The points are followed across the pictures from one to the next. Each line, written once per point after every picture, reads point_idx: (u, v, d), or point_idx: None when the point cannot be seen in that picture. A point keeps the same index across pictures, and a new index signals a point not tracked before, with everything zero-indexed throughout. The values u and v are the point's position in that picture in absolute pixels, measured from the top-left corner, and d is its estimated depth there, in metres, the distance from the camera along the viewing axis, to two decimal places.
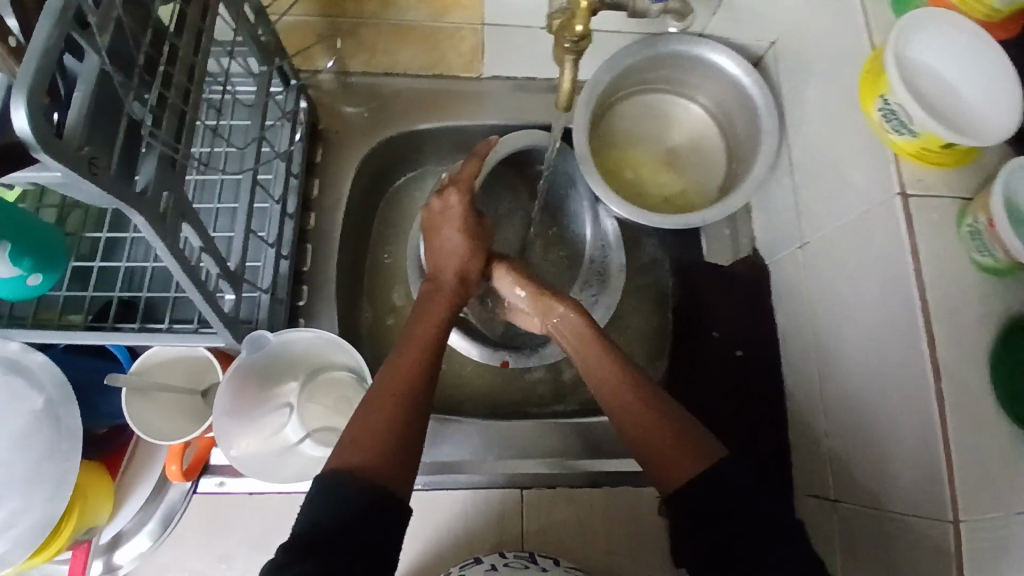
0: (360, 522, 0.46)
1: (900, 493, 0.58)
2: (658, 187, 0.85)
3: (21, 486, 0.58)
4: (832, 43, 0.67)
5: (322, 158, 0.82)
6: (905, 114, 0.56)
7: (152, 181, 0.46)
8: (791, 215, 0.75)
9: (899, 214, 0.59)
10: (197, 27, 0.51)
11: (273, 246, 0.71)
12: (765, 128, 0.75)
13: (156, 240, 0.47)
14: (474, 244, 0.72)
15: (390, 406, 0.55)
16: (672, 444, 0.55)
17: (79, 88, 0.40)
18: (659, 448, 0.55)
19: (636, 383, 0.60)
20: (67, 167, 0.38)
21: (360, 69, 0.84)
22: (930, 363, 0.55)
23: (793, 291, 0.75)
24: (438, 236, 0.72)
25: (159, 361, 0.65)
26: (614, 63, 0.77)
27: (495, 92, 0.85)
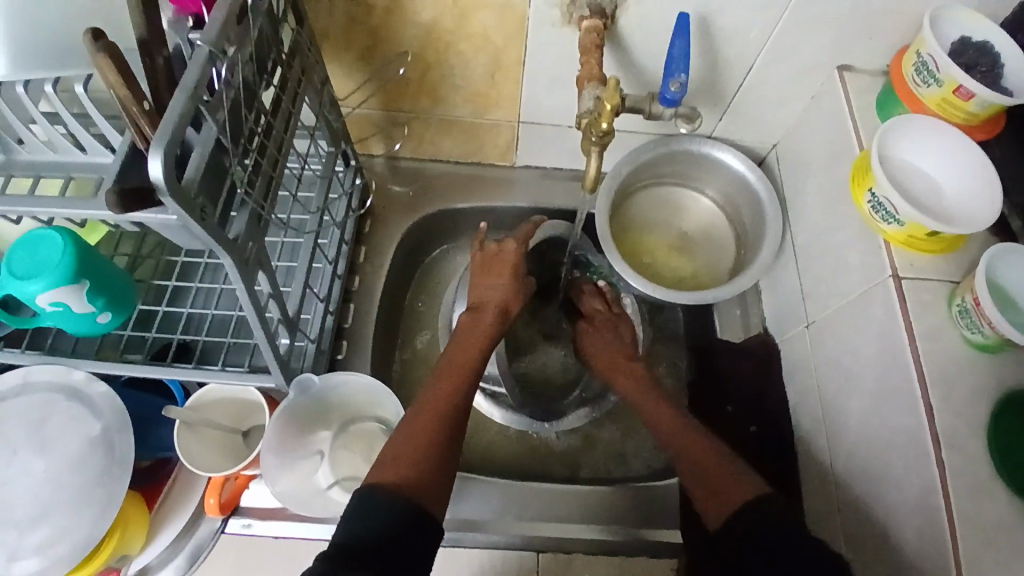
0: (396, 532, 0.50)
1: (909, 562, 0.60)
2: (672, 268, 0.92)
3: (69, 505, 0.61)
4: (827, 146, 0.76)
5: (370, 229, 0.92)
6: (890, 206, 0.64)
7: (241, 231, 0.55)
8: (796, 296, 0.82)
9: (893, 294, 0.64)
10: (286, 111, 0.62)
11: (322, 301, 0.79)
12: (769, 218, 0.84)
13: (239, 282, 0.55)
14: (518, 288, 0.77)
15: (425, 433, 0.59)
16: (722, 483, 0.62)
17: (197, 150, 0.49)
18: (713, 491, 0.62)
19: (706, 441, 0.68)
20: (184, 209, 0.46)
21: (408, 154, 0.94)
22: (930, 432, 0.59)
23: (801, 367, 0.80)
24: (484, 282, 0.78)
25: (211, 399, 0.71)
26: (634, 157, 0.87)
27: (525, 180, 0.97)
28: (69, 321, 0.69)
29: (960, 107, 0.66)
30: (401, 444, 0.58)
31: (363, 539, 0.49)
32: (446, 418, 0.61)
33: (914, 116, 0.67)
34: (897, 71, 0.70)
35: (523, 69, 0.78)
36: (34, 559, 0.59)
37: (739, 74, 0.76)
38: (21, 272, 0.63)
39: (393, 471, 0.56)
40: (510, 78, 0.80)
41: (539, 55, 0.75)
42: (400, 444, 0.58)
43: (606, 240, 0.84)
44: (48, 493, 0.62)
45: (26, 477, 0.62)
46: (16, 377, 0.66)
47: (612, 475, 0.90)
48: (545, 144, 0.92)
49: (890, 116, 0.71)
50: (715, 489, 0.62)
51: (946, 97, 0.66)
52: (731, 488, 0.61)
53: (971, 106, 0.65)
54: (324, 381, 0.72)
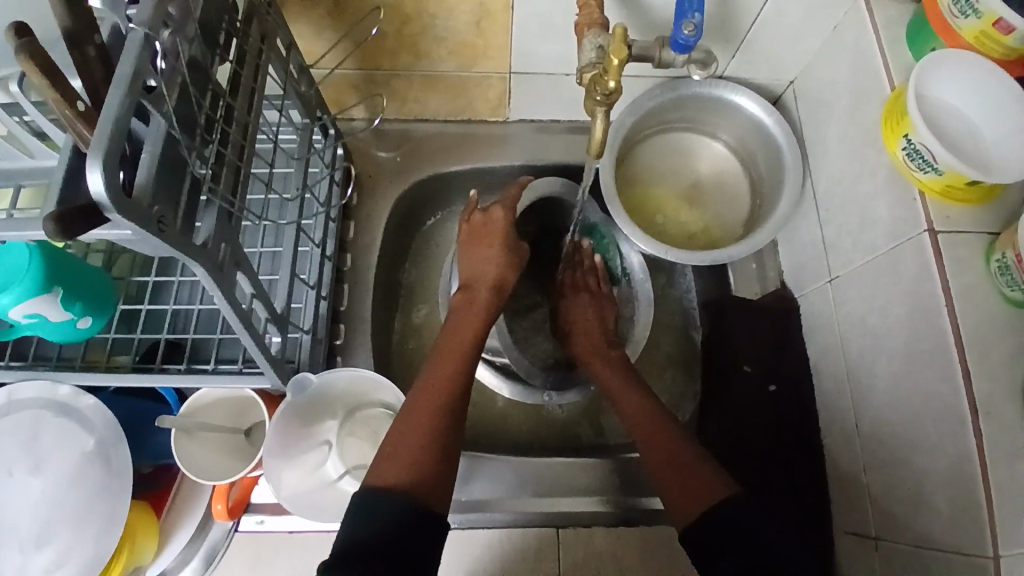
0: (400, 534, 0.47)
1: (941, 530, 0.58)
2: (682, 223, 0.87)
3: (71, 524, 0.59)
4: (852, 83, 0.69)
5: (358, 201, 0.85)
6: (929, 153, 0.57)
7: (211, 234, 0.50)
8: (817, 249, 0.77)
9: (929, 251, 0.59)
10: (249, 88, 0.55)
11: (313, 288, 0.74)
12: (788, 164, 0.77)
13: (215, 291, 0.50)
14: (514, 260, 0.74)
15: (427, 420, 0.57)
16: (689, 482, 0.59)
17: (146, 150, 0.43)
18: (680, 494, 0.59)
19: (665, 430, 0.66)
20: (137, 224, 0.40)
21: (392, 116, 0.87)
22: (967, 398, 0.55)
23: (823, 325, 0.76)
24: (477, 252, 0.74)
25: (205, 403, 0.67)
26: (637, 106, 0.79)
27: (521, 136, 0.89)
28: (46, 330, 0.64)
29: (1000, 41, 0.58)
30: (399, 435, 0.56)
31: (365, 541, 0.46)
32: (445, 404, 0.59)
33: (947, 50, 0.59)
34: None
35: (512, 16, 0.69)
36: None
37: None
38: None
39: (392, 465, 0.53)
40: (498, 26, 0.71)
41: None
42: (398, 436, 0.55)
43: (612, 200, 0.78)
44: (49, 513, 0.59)
45: (23, 499, 0.59)
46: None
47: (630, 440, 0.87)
48: (540, 97, 0.84)
49: (923, 53, 0.62)
50: (676, 485, 0.60)
51: (986, 30, 0.58)
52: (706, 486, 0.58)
53: (1012, 40, 0.57)
54: (321, 379, 0.68)
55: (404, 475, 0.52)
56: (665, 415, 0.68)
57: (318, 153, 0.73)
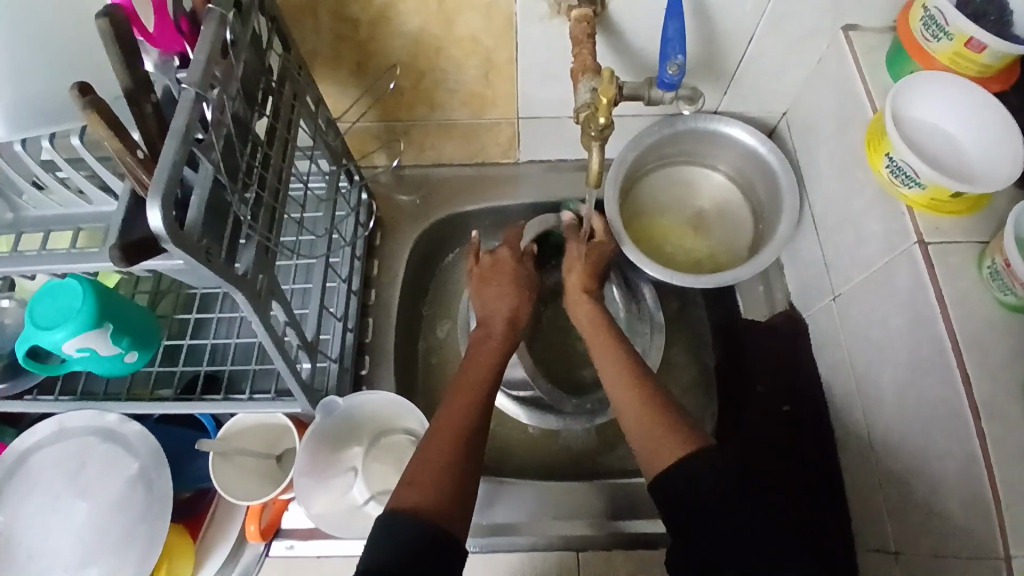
0: (419, 554, 0.49)
1: (956, 535, 0.58)
2: (687, 250, 0.91)
3: (115, 546, 0.63)
4: (837, 110, 0.73)
5: (381, 241, 0.92)
6: (910, 169, 0.61)
7: (250, 265, 0.55)
8: (819, 267, 0.79)
9: (920, 260, 0.62)
10: (283, 138, 0.62)
11: (340, 320, 0.79)
12: (785, 189, 0.81)
13: (253, 316, 0.56)
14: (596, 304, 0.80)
15: (445, 449, 0.60)
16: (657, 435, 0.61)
17: (196, 191, 0.49)
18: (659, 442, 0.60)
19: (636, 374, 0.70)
20: (189, 253, 0.46)
21: (411, 163, 0.94)
22: (967, 400, 0.56)
23: (830, 341, 0.78)
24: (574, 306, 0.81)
25: (240, 428, 0.72)
26: (638, 142, 0.84)
27: (531, 175, 0.95)
28: (98, 363, 0.70)
29: (973, 60, 0.62)
30: (420, 463, 0.58)
31: (388, 561, 0.48)
32: (463, 432, 0.62)
33: (924, 74, 0.64)
34: (904, 27, 0.66)
35: (516, 67, 0.76)
36: None
37: (738, 47, 0.73)
38: (45, 321, 0.65)
39: (414, 492, 0.55)
40: (505, 77, 0.78)
41: (530, 50, 0.74)
42: (419, 465, 0.58)
43: (617, 229, 0.83)
44: (93, 536, 0.64)
45: (70, 523, 0.64)
46: (50, 426, 0.67)
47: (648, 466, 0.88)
48: (547, 138, 0.90)
49: (901, 76, 0.67)
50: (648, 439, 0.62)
51: (958, 51, 0.62)
52: (673, 431, 0.60)
53: (985, 58, 0.61)
54: (347, 403, 0.73)
55: (425, 501, 0.54)
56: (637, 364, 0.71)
57: (344, 196, 0.80)
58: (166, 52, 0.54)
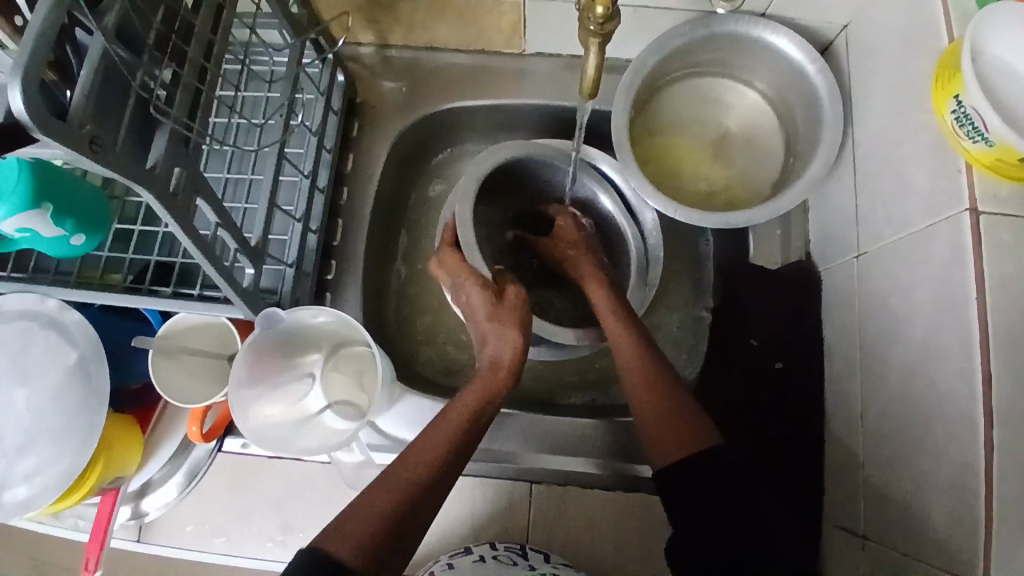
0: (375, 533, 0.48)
1: (931, 542, 0.53)
2: (703, 178, 0.79)
3: (52, 436, 0.62)
4: (909, 30, 0.59)
5: (358, 133, 0.83)
6: (978, 118, 0.50)
7: (161, 158, 0.47)
8: (848, 218, 0.68)
9: (966, 232, 0.51)
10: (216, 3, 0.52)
11: (299, 222, 0.73)
12: (827, 123, 0.69)
13: (167, 216, 0.49)
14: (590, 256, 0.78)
15: (411, 407, 0.56)
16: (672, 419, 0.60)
17: (85, 66, 0.41)
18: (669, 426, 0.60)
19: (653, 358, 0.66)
20: (66, 147, 0.39)
21: (400, 43, 0.82)
22: (981, 402, 0.49)
23: (841, 303, 0.68)
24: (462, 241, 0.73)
25: (184, 327, 0.68)
26: (661, 44, 0.71)
27: (537, 72, 0.83)
28: (41, 244, 0.66)
29: None
30: (385, 428, 0.54)
31: (348, 535, 0.47)
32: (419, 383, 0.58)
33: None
34: None
35: None
36: (24, 487, 0.60)
37: None
38: None
39: (378, 465, 0.52)
40: None
41: None
42: (380, 430, 0.54)
43: (622, 148, 0.71)
44: (32, 423, 0.62)
45: (10, 405, 0.62)
46: None
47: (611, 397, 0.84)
48: (555, 29, 0.77)
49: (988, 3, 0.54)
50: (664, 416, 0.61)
51: None
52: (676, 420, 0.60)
53: None
54: (291, 315, 0.67)
55: (374, 470, 0.51)
56: (655, 346, 0.68)
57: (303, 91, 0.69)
58: None
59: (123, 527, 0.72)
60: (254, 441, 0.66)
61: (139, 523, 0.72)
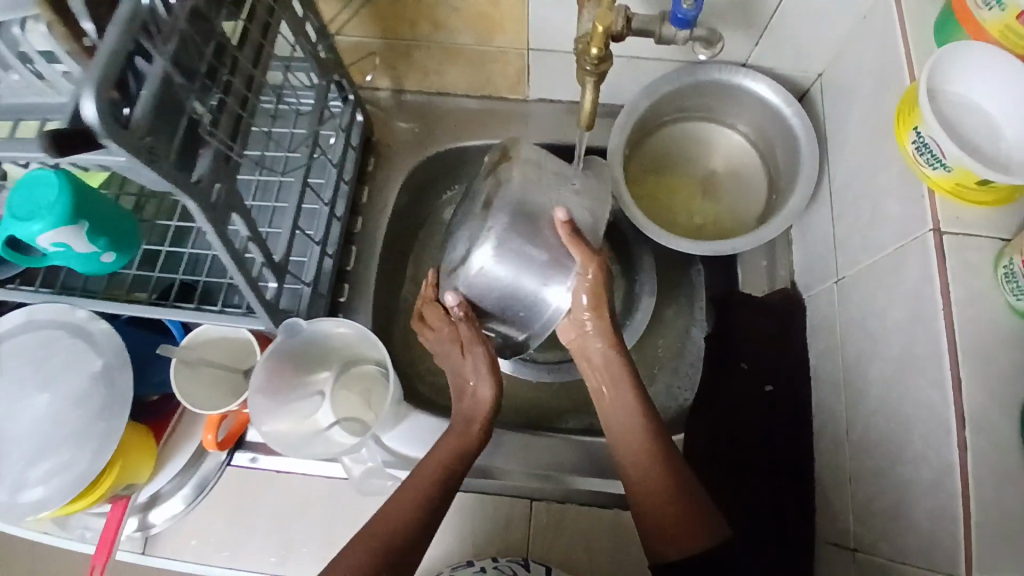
0: None
1: (915, 547, 0.55)
2: (693, 212, 0.85)
3: (69, 439, 0.64)
4: (874, 77, 0.67)
5: (374, 167, 0.90)
6: (937, 148, 0.55)
7: (206, 172, 0.53)
8: (827, 247, 0.74)
9: (931, 252, 0.56)
10: (258, 44, 0.59)
11: (318, 244, 0.78)
12: (804, 160, 0.75)
13: (206, 225, 0.55)
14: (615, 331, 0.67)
15: (370, 543, 0.59)
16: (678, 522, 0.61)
17: (145, 88, 0.47)
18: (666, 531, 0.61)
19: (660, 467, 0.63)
20: (128, 153, 0.44)
21: (415, 88, 0.90)
22: (955, 407, 0.52)
23: (825, 326, 0.73)
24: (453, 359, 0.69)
25: (205, 339, 0.72)
26: (653, 90, 0.78)
27: (540, 115, 0.91)
28: (74, 260, 0.70)
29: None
30: (350, 555, 0.59)
31: None
32: (398, 528, 0.61)
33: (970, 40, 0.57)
34: None
35: None
36: (39, 489, 0.63)
37: None
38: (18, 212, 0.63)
39: None
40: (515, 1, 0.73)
41: None
42: (344, 553, 0.59)
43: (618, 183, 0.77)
44: (52, 426, 0.65)
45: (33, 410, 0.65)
46: (18, 316, 0.67)
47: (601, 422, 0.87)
48: (557, 76, 0.85)
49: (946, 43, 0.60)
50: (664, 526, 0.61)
51: (1009, 23, 0.56)
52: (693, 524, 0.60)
53: None
54: (311, 326, 0.71)
55: None
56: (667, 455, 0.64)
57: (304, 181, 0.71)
58: None
59: (129, 538, 0.74)
60: (271, 443, 0.69)
61: (144, 535, 0.74)
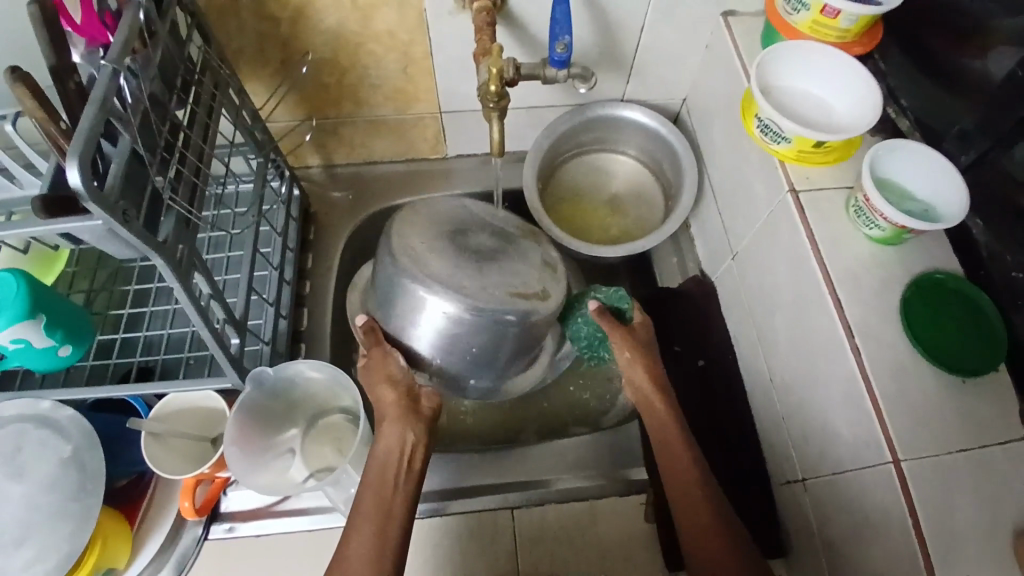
0: None
1: (845, 453, 0.63)
2: (607, 228, 0.97)
3: (46, 525, 0.63)
4: (724, 91, 0.83)
5: (314, 235, 0.97)
6: (775, 125, 0.69)
7: (171, 232, 0.59)
8: (720, 232, 0.86)
9: (793, 208, 0.69)
10: (204, 124, 0.68)
11: (272, 306, 0.83)
12: (686, 166, 0.89)
13: (174, 281, 0.59)
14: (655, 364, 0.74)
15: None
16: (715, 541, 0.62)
17: (114, 161, 0.52)
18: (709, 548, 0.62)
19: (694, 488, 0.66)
20: (107, 212, 0.49)
21: (344, 161, 1.00)
22: (842, 323, 0.63)
23: (734, 298, 0.84)
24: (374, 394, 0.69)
25: (171, 411, 0.74)
26: (553, 130, 0.92)
27: (460, 169, 1.02)
28: (30, 358, 0.69)
29: (830, 26, 0.70)
30: None
31: None
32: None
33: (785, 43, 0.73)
34: (773, 7, 0.75)
35: (433, 61, 0.84)
36: None
37: (631, 37, 0.83)
38: None
39: None
40: (424, 71, 0.86)
41: (445, 45, 0.82)
42: None
43: (538, 210, 0.88)
44: (27, 515, 0.63)
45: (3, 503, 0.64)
46: None
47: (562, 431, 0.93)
48: (469, 132, 0.97)
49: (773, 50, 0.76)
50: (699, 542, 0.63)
51: (816, 19, 0.70)
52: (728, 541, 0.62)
53: (840, 22, 0.69)
54: (277, 373, 0.74)
55: None
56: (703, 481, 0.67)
57: (251, 245, 0.76)
58: (91, 43, 0.55)
59: None
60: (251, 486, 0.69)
61: None
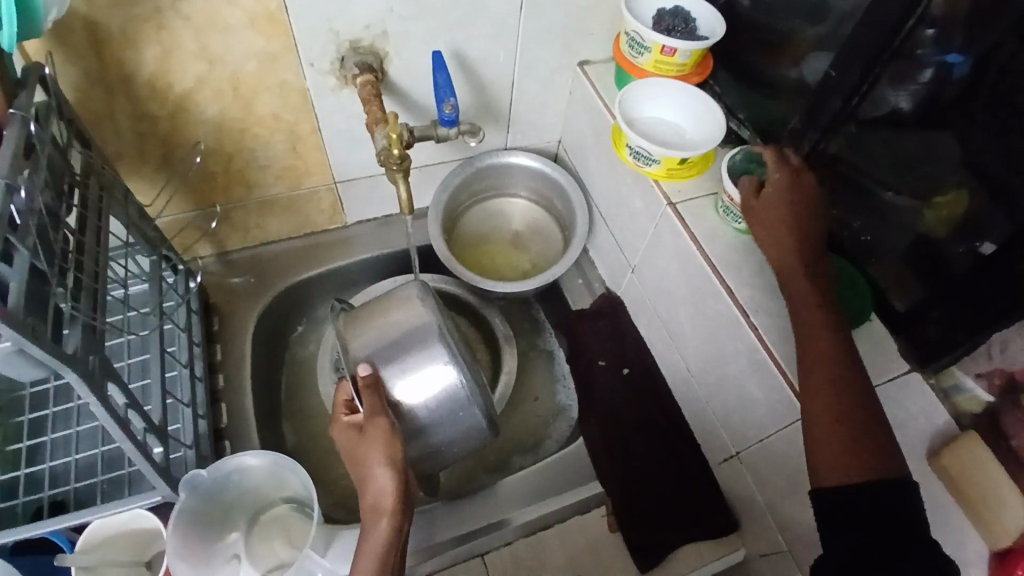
0: None
1: (766, 418, 0.71)
2: (514, 266, 1.04)
3: None
4: (592, 128, 0.93)
5: (219, 325, 0.92)
6: (645, 150, 0.79)
7: (81, 344, 0.55)
8: (615, 251, 0.95)
9: (673, 218, 0.79)
10: (95, 226, 0.64)
11: (189, 406, 0.78)
12: (573, 198, 0.98)
13: (89, 395, 0.55)
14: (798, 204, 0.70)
15: None
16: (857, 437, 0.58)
17: (14, 280, 0.49)
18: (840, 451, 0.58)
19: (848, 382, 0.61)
20: (17, 331, 0.46)
21: (238, 246, 0.97)
22: (736, 305, 0.72)
23: (641, 306, 0.92)
24: (361, 458, 0.60)
25: (98, 541, 0.66)
26: (447, 184, 0.97)
27: (361, 235, 1.03)
28: None
29: (670, 63, 0.82)
30: None
31: None
32: None
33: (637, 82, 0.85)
34: (619, 53, 0.87)
35: (321, 136, 0.86)
36: None
37: (504, 92, 0.92)
38: None
39: None
40: (311, 146, 0.87)
41: (330, 119, 0.84)
42: None
43: (450, 261, 0.91)
44: None
45: None
46: None
47: (511, 465, 0.95)
48: (365, 198, 0.99)
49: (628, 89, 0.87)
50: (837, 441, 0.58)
51: (657, 59, 0.83)
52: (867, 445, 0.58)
53: (678, 58, 0.82)
54: (213, 473, 0.69)
55: None
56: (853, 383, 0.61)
57: (161, 344, 0.72)
58: None
59: None
60: None
61: None
